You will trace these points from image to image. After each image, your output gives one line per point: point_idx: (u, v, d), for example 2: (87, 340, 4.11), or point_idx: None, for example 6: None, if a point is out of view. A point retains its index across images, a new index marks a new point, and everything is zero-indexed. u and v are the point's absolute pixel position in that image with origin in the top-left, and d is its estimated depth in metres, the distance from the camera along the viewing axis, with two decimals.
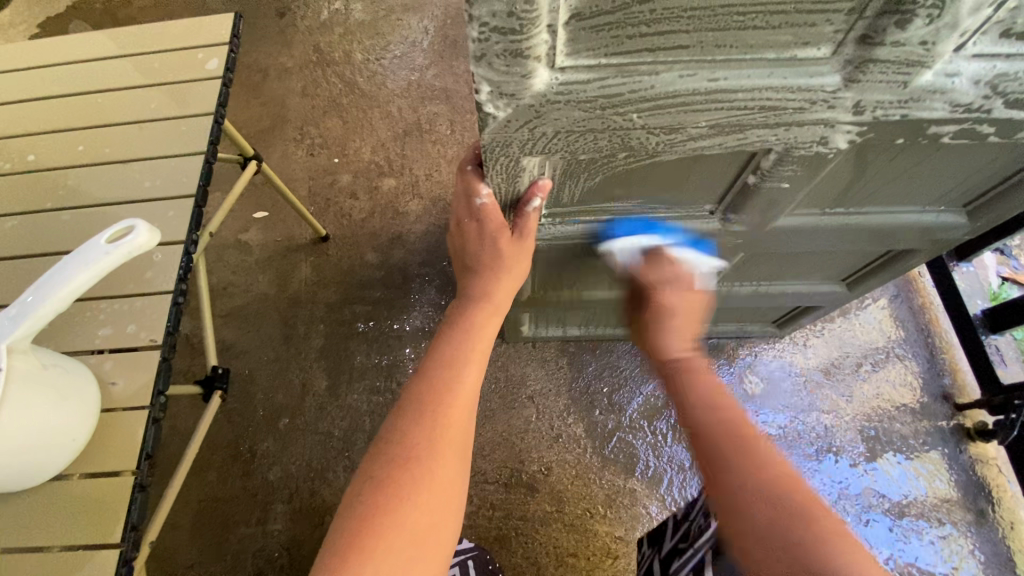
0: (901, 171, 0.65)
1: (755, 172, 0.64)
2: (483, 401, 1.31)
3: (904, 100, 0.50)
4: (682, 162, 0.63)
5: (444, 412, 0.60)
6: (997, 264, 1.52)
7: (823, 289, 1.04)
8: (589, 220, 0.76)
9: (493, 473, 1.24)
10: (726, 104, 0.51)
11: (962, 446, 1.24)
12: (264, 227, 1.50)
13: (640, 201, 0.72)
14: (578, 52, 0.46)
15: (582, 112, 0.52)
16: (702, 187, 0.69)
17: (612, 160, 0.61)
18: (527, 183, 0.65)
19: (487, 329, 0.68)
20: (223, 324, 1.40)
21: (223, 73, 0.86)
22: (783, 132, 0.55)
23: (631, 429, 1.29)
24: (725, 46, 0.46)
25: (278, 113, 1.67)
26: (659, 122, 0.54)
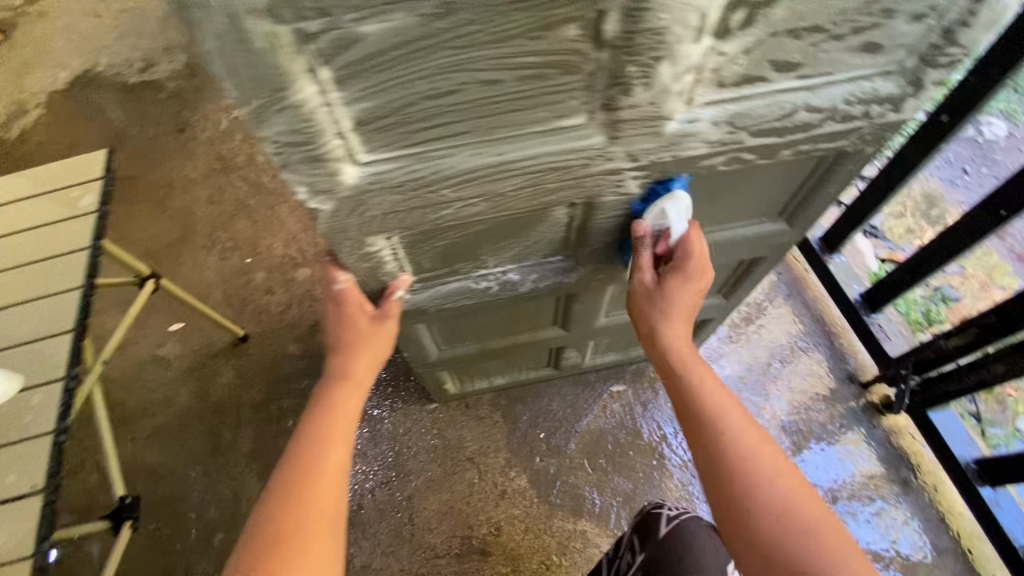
0: (709, 194, 0.74)
1: (583, 216, 0.73)
2: (423, 473, 1.30)
3: (667, 144, 0.60)
4: (514, 218, 0.71)
5: (311, 486, 0.65)
6: (874, 247, 1.72)
7: (705, 301, 1.13)
8: (456, 279, 0.82)
9: (443, 545, 1.23)
10: (519, 169, 0.59)
11: (875, 422, 1.33)
12: (181, 338, 1.49)
13: (500, 256, 0.80)
14: (373, 149, 0.53)
15: (399, 194, 0.59)
16: (548, 236, 0.77)
17: (449, 227, 0.68)
18: (384, 259, 0.71)
19: (350, 404, 0.75)
20: (146, 447, 1.36)
21: (98, 207, 0.89)
22: (582, 183, 0.64)
23: (573, 469, 1.31)
24: (497, 127, 0.54)
25: (186, 223, 1.70)
26: (469, 193, 0.61)
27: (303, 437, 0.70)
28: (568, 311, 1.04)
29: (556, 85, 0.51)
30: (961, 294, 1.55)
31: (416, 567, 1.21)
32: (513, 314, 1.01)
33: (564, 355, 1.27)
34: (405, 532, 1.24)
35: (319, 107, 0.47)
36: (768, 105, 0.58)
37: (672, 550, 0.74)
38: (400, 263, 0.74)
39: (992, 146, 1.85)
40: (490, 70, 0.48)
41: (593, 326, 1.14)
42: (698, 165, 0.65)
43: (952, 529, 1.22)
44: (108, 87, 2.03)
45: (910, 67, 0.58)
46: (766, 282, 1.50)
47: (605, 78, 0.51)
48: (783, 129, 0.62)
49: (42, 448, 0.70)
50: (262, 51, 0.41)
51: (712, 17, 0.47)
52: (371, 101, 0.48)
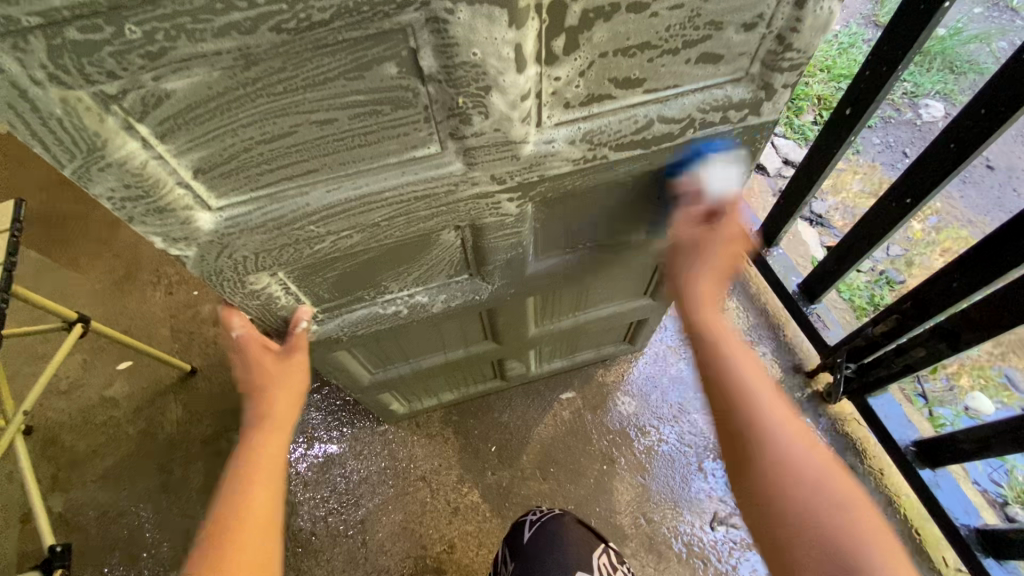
0: (595, 203, 0.76)
1: (473, 237, 0.73)
2: (374, 495, 1.30)
3: (529, 164, 0.61)
4: (401, 246, 0.71)
5: (231, 529, 0.67)
6: (819, 236, 1.72)
7: (635, 304, 1.14)
8: (363, 307, 0.82)
9: (397, 567, 1.23)
10: (385, 201, 0.60)
11: (820, 410, 1.34)
12: (128, 377, 1.48)
13: (405, 281, 0.80)
14: (223, 194, 0.54)
15: (264, 234, 0.59)
16: (445, 259, 0.77)
17: (334, 259, 0.68)
18: (275, 293, 0.71)
19: (269, 446, 0.77)
20: (95, 489, 1.34)
21: (5, 260, 0.89)
22: (456, 209, 0.64)
23: (525, 480, 1.31)
24: (348, 163, 0.55)
25: (132, 260, 1.69)
26: (339, 227, 0.62)
27: (226, 485, 0.73)
28: (494, 326, 1.04)
29: (394, 119, 0.51)
30: (906, 277, 1.60)
31: None
32: (438, 331, 1.01)
33: (507, 366, 1.27)
34: (359, 556, 1.24)
35: (149, 161, 0.48)
36: (619, 121, 0.60)
37: (535, 547, 0.91)
38: (293, 296, 0.74)
39: (930, 128, 1.87)
40: (319, 111, 0.49)
41: (526, 337, 1.14)
42: (569, 178, 0.66)
43: (899, 511, 1.23)
44: None
45: (755, 73, 0.60)
46: None
47: (441, 110, 0.52)
48: (646, 140, 0.63)
49: None
50: (64, 115, 0.42)
51: (528, 48, 0.48)
52: (202, 150, 0.49)
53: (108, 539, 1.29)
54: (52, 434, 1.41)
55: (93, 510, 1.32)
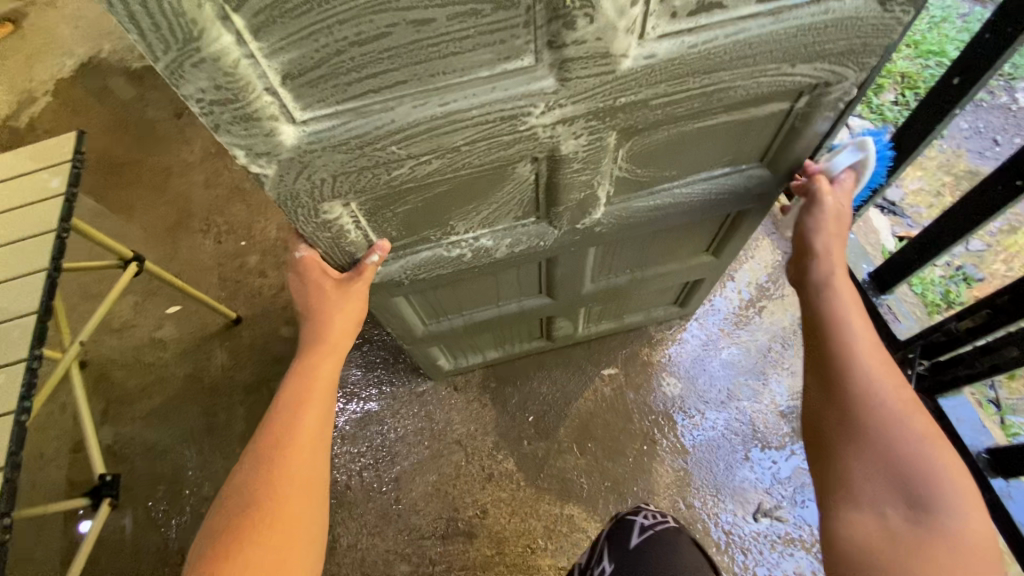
0: (679, 142, 0.70)
1: (548, 171, 0.68)
2: (410, 455, 1.30)
3: (623, 83, 0.56)
4: (477, 178, 0.67)
5: (283, 449, 0.68)
6: (891, 226, 1.59)
7: (695, 263, 1.08)
8: (426, 248, 0.79)
9: (429, 527, 1.23)
10: (469, 120, 0.56)
11: None
12: (176, 320, 1.51)
13: (473, 220, 0.76)
14: (309, 105, 0.50)
15: (345, 153, 0.56)
16: (515, 198, 0.73)
17: (409, 189, 0.65)
18: (345, 227, 0.68)
19: (326, 367, 0.75)
20: (143, 426, 1.38)
21: (66, 190, 0.89)
22: (542, 133, 0.60)
23: (562, 453, 1.28)
24: (439, 75, 0.50)
25: (183, 207, 1.71)
26: (421, 150, 0.58)
27: (281, 400, 0.72)
28: (551, 278, 0.99)
29: (493, 22, 0.47)
30: (985, 275, 1.48)
31: (402, 548, 1.21)
32: (488, 283, 0.97)
33: (556, 325, 1.23)
34: (392, 512, 1.24)
35: (240, 59, 0.44)
36: (728, 35, 0.53)
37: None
38: (364, 230, 0.71)
39: None
40: (417, 8, 0.44)
41: (579, 294, 1.09)
42: (662, 103, 0.60)
43: None
44: (110, 72, 2.03)
45: None
46: (769, 264, 1.43)
47: (544, 12, 0.47)
48: (751, 59, 0.57)
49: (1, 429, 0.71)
50: None
51: None
52: (294, 49, 0.45)
53: (153, 473, 1.32)
54: (105, 370, 1.45)
55: (141, 445, 1.36)
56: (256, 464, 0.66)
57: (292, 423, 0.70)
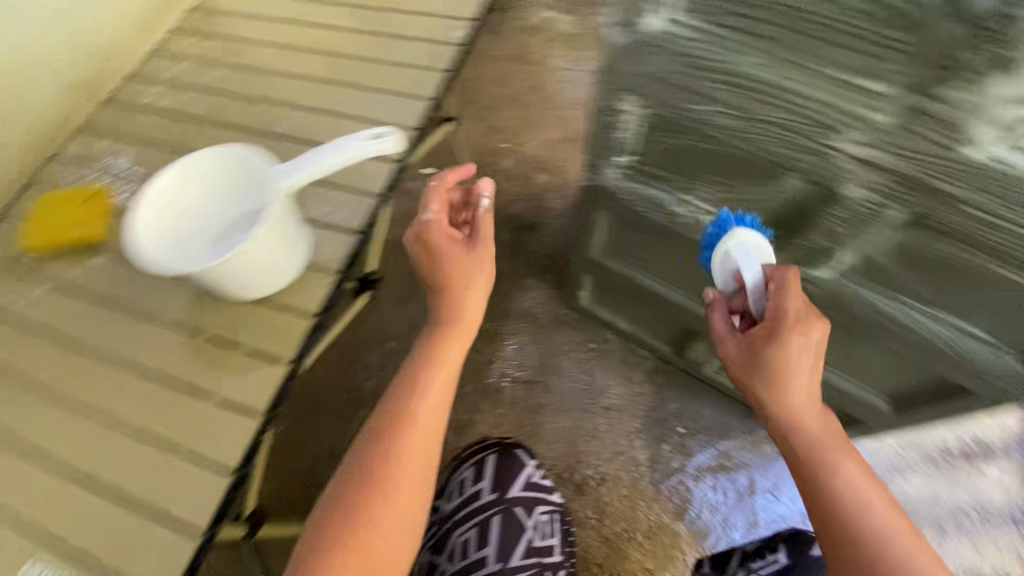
0: (951, 273, 0.66)
1: (817, 197, 0.69)
2: (561, 395, 1.38)
3: (953, 167, 0.56)
4: (746, 161, 0.72)
5: (410, 424, 0.70)
6: None
7: (869, 400, 0.98)
8: (658, 190, 0.84)
9: (549, 462, 1.32)
10: (791, 97, 0.60)
11: None
12: None
13: (713, 199, 0.81)
14: (695, 11, 0.60)
15: (686, 63, 0.64)
16: (769, 201, 0.75)
17: (689, 132, 0.72)
18: (624, 121, 0.76)
19: (459, 347, 0.77)
20: None
21: (463, 43, 1.00)
22: (828, 153, 0.63)
23: (694, 476, 1.29)
24: (807, 43, 0.56)
25: (467, 87, 1.85)
26: (734, 97, 0.64)
27: (417, 376, 0.74)
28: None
29: (885, 36, 0.52)
30: None
31: None
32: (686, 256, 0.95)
33: (691, 344, 1.25)
34: (524, 432, 1.35)
35: None
36: None
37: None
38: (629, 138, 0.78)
39: None
40: None
41: None
42: (971, 217, 0.58)
43: None
44: None
45: None
46: None
47: (938, 51, 0.50)
48: None
49: (361, 203, 0.85)
50: None
51: None
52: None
53: None
54: None
55: None
56: (389, 431, 0.69)
57: (415, 412, 0.71)
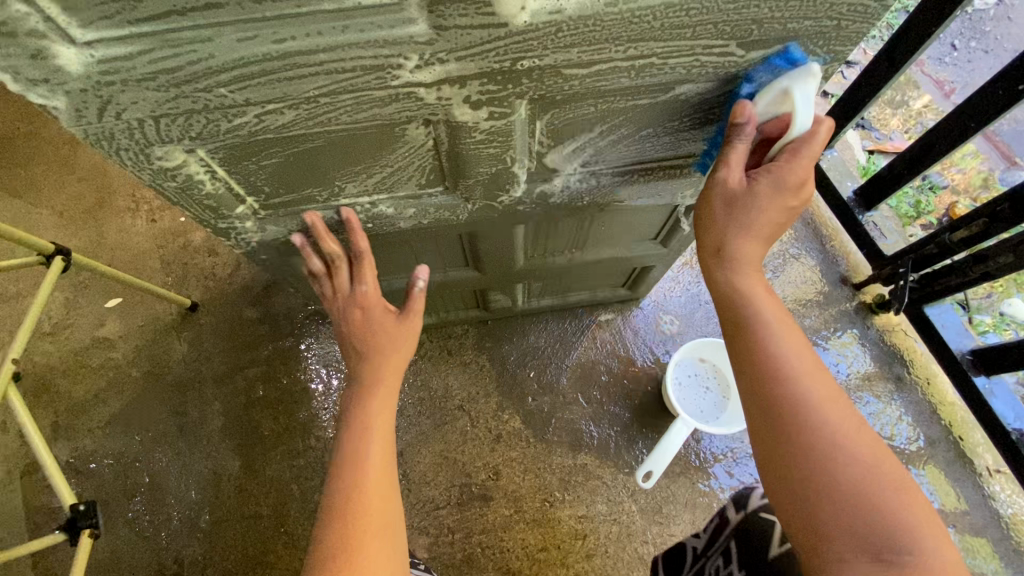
0: (616, 136, 0.65)
1: (449, 139, 0.61)
2: (412, 426, 1.24)
3: (522, 42, 0.48)
4: (361, 135, 0.59)
5: (358, 478, 0.74)
6: (861, 140, 1.55)
7: (641, 250, 1.00)
8: (316, 207, 0.74)
9: (442, 497, 1.19)
10: (341, 104, 0.53)
11: (869, 322, 1.30)
12: (121, 314, 1.34)
13: (370, 189, 0.71)
14: (212, 146, 0.58)
15: (227, 151, 0.59)
16: (414, 162, 0.65)
17: (265, 131, 0.56)
18: (199, 180, 0.63)
19: (393, 367, 0.84)
20: (104, 435, 1.23)
21: None
22: (415, 130, 0.59)
23: (568, 404, 1.26)
24: (297, 79, 0.49)
25: (103, 187, 1.44)
26: (281, 149, 0.60)
27: (357, 434, 0.78)
28: (475, 251, 0.93)
29: None
30: (949, 181, 1.45)
31: (416, 522, 1.17)
32: (406, 245, 0.88)
33: (491, 297, 1.18)
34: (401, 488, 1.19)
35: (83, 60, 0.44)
36: None
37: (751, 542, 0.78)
38: (261, 226, 0.77)
39: (982, 16, 1.61)
40: None
41: (512, 269, 1.02)
42: (574, 77, 0.53)
43: (945, 420, 1.23)
44: None
45: None
46: None
47: None
48: (624, 107, 0.59)
49: None
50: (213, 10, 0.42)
51: None
52: (139, 93, 0.48)
53: (128, 481, 1.19)
54: (47, 380, 1.28)
55: (107, 457, 1.21)
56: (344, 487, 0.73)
57: (357, 472, 0.74)
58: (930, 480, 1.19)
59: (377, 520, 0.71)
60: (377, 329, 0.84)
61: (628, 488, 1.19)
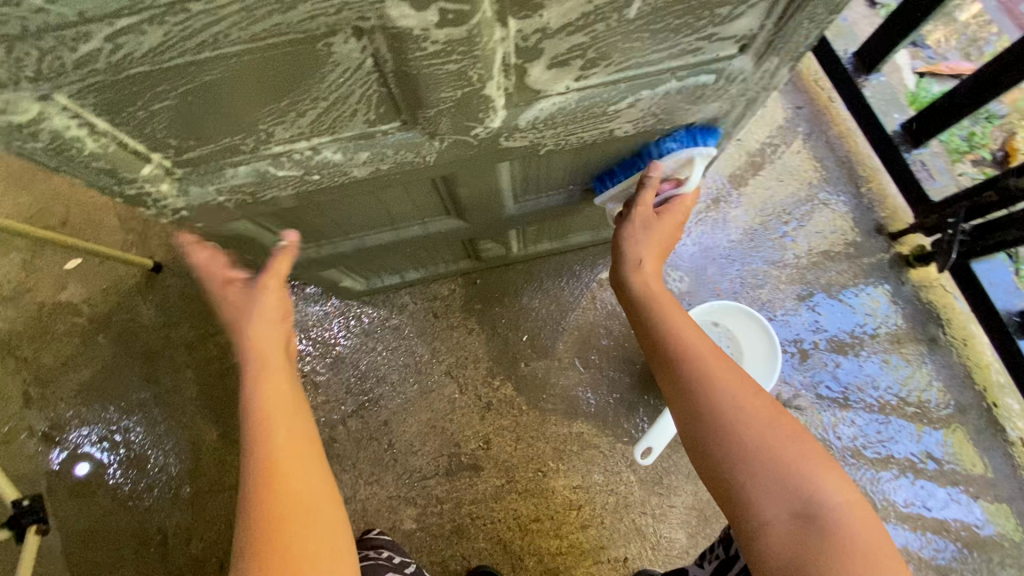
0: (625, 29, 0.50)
1: (391, 54, 0.46)
2: (396, 393, 1.16)
3: None
4: (269, 57, 0.44)
5: (275, 466, 0.58)
6: (910, 60, 1.32)
7: None
8: (244, 152, 0.59)
9: (430, 467, 1.13)
10: (224, 10, 0.38)
11: (903, 277, 1.16)
12: (82, 276, 1.24)
13: (308, 128, 0.56)
14: (77, 93, 0.44)
15: (97, 95, 0.45)
16: (355, 91, 0.50)
17: (137, 65, 0.42)
18: (75, 137, 0.49)
19: (279, 335, 0.71)
20: (78, 404, 1.18)
21: None
22: (340, 42, 0.44)
23: (564, 369, 1.16)
24: None
25: None
26: (170, 87, 0.46)
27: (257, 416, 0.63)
28: (455, 199, 0.80)
29: None
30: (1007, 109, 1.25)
31: (404, 492, 1.12)
32: (374, 199, 0.75)
33: (482, 247, 1.06)
34: (386, 458, 1.13)
35: None
36: None
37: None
38: (182, 188, 0.63)
39: None
40: None
41: (502, 215, 0.90)
42: None
43: (980, 384, 1.11)
44: None
45: None
46: (779, 118, 1.24)
47: None
48: None
49: None
50: None
51: None
52: None
53: (106, 451, 1.15)
54: (13, 347, 1.21)
55: (82, 427, 1.17)
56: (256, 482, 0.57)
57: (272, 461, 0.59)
58: (956, 448, 1.09)
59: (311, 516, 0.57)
60: (255, 321, 0.70)
61: (626, 458, 1.12)
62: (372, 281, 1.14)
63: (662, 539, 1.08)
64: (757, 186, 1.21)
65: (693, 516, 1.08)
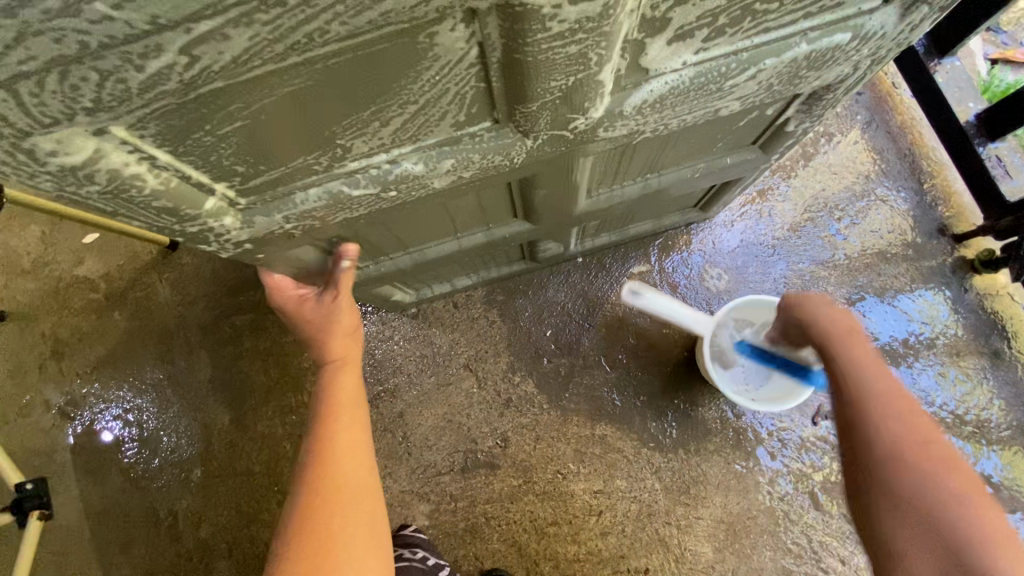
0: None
1: (501, 38, 0.39)
2: (413, 385, 1.12)
3: None
4: (372, 50, 0.37)
5: (331, 457, 0.67)
6: (983, 45, 1.20)
7: (731, 162, 0.82)
8: (314, 176, 0.52)
9: (445, 462, 1.08)
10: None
11: (967, 284, 1.06)
12: (99, 251, 1.22)
13: (391, 139, 0.49)
14: (139, 120, 0.38)
15: (160, 122, 0.39)
16: (450, 89, 0.44)
17: (213, 78, 0.35)
18: (134, 174, 0.43)
19: (351, 348, 0.77)
20: (93, 381, 1.16)
21: None
22: (447, 29, 0.37)
23: (588, 367, 1.10)
24: None
25: None
26: (247, 102, 0.39)
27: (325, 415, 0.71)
28: (528, 200, 0.73)
29: None
30: None
31: (417, 488, 1.08)
32: (439, 210, 0.70)
33: (540, 248, 1.00)
34: (400, 451, 1.09)
35: None
36: None
37: None
38: (246, 220, 0.55)
39: None
40: None
41: (571, 215, 0.83)
42: None
43: None
44: None
45: None
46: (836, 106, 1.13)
47: None
48: None
49: None
50: None
51: None
52: None
53: (118, 430, 1.14)
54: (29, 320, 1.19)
55: (96, 404, 1.15)
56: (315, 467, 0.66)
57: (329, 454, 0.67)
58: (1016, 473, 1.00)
59: (351, 504, 0.65)
60: (333, 337, 0.74)
61: (652, 465, 1.05)
62: (422, 293, 1.09)
63: (687, 552, 1.02)
64: (809, 179, 1.12)
65: (721, 530, 1.02)
